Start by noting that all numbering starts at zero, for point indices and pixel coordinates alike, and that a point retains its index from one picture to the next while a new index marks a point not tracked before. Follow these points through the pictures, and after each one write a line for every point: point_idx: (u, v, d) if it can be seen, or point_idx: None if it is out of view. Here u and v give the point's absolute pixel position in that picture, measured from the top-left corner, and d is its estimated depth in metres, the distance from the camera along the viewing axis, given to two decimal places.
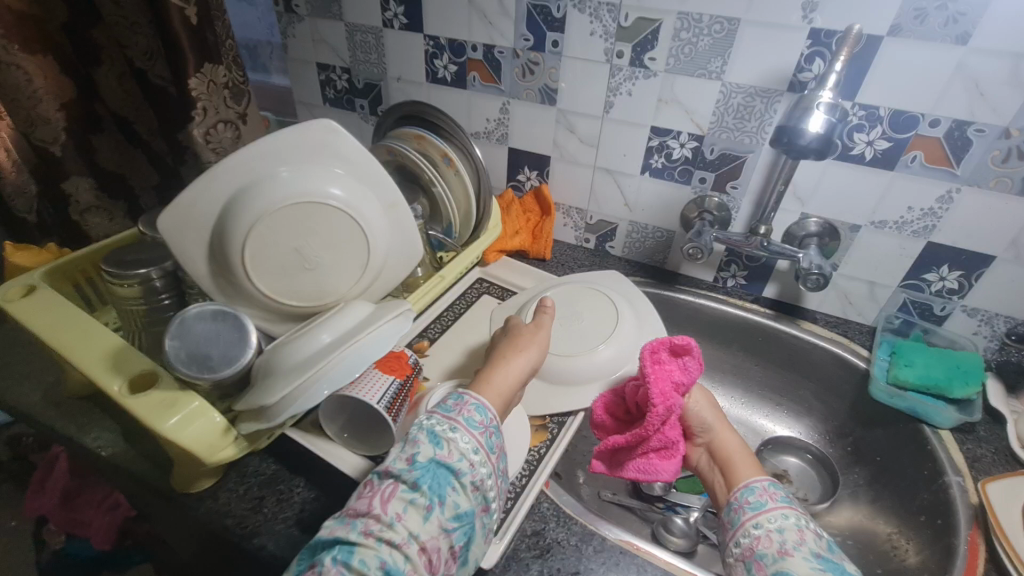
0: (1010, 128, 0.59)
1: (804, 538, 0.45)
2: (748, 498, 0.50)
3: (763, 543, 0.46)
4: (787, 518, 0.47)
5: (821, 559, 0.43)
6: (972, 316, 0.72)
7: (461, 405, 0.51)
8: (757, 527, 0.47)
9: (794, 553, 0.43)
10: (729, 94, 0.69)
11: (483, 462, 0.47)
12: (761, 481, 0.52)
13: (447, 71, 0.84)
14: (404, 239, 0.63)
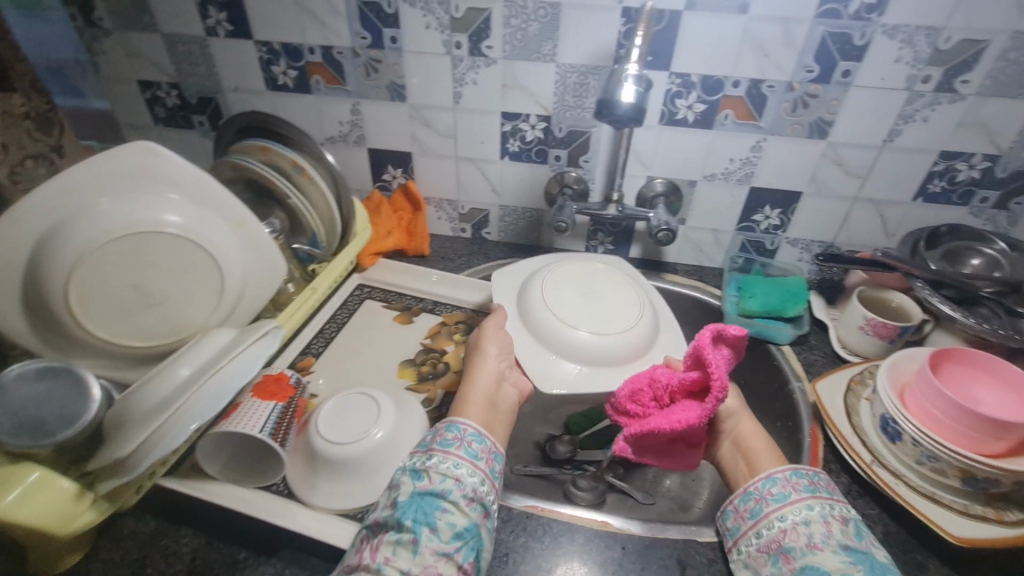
0: (792, 82, 0.68)
1: (831, 530, 0.44)
2: (769, 489, 0.49)
3: (790, 537, 0.45)
4: (813, 509, 0.46)
5: (851, 552, 0.42)
6: (794, 245, 0.84)
7: (436, 431, 0.50)
8: (782, 520, 0.46)
9: (823, 547, 0.43)
10: (565, 74, 0.73)
11: (470, 473, 0.46)
12: (783, 471, 0.50)
13: (287, 77, 0.81)
14: (264, 259, 0.59)
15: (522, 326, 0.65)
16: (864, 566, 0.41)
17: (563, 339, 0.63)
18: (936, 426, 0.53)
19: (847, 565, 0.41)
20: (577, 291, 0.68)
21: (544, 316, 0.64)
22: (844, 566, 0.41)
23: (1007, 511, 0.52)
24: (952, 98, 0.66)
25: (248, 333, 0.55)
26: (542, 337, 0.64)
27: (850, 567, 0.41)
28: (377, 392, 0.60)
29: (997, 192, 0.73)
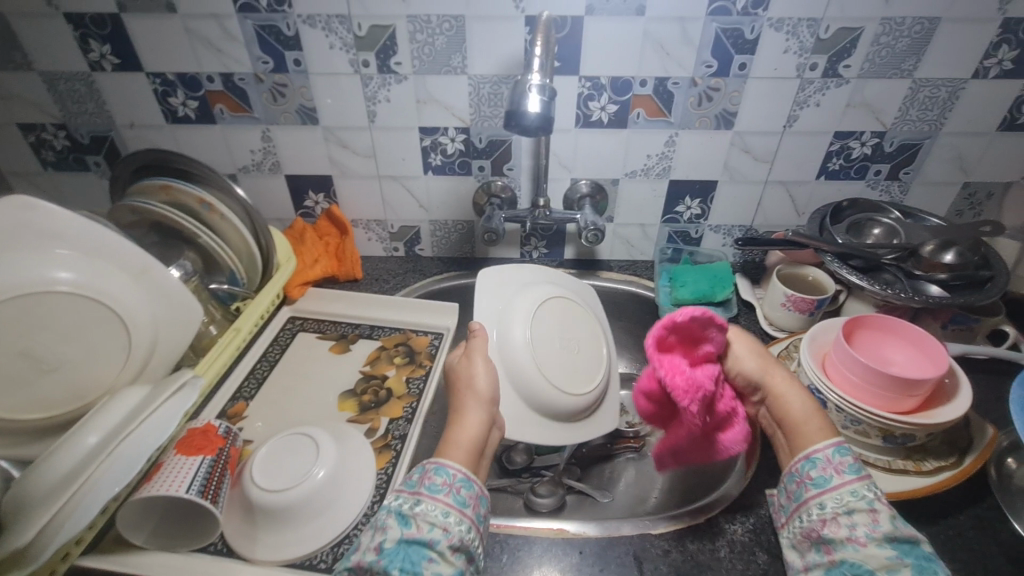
0: (694, 77, 0.71)
1: (878, 520, 0.44)
2: (809, 472, 0.49)
3: (830, 527, 0.46)
4: (858, 497, 0.46)
5: (895, 544, 0.42)
6: (717, 231, 0.88)
7: (424, 473, 0.48)
8: (821, 508, 0.47)
9: (867, 543, 0.43)
10: (478, 85, 0.73)
11: (458, 521, 0.45)
12: (825, 450, 0.50)
13: (187, 108, 0.76)
14: (175, 306, 0.55)
15: (496, 347, 0.63)
16: (911, 561, 0.41)
17: (523, 380, 0.61)
18: (856, 391, 0.56)
19: (893, 562, 0.41)
20: (563, 340, 0.65)
21: (516, 348, 0.62)
22: (890, 563, 0.42)
23: (924, 461, 0.56)
24: (838, 83, 0.71)
25: (160, 391, 0.51)
26: (511, 369, 0.61)
27: (896, 564, 0.41)
28: (315, 430, 0.57)
29: (888, 165, 0.79)
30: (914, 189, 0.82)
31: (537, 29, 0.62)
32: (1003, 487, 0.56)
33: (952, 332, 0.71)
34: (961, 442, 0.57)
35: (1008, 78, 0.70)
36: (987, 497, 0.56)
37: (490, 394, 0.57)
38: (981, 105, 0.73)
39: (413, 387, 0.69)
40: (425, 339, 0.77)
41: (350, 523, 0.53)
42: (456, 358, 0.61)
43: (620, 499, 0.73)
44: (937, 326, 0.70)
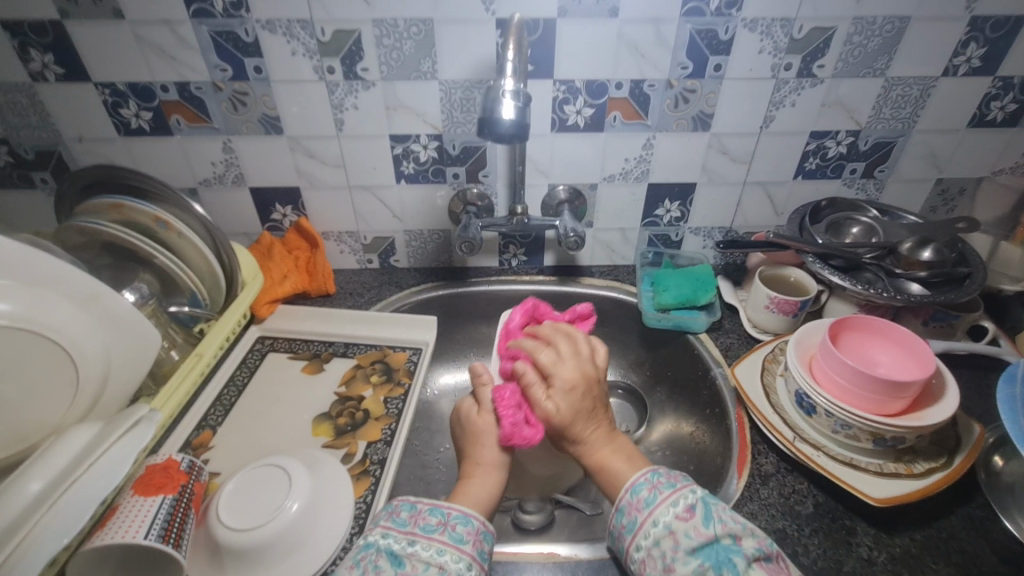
0: (670, 79, 0.70)
1: (677, 540, 0.44)
2: (620, 521, 0.48)
3: (649, 565, 0.45)
4: (658, 525, 0.45)
5: (698, 555, 0.43)
6: (697, 234, 0.87)
7: (416, 513, 0.47)
8: (638, 551, 0.46)
9: (676, 565, 0.43)
10: (449, 91, 0.71)
11: (455, 559, 0.44)
12: (625, 495, 0.49)
13: (141, 120, 0.72)
14: (127, 333, 0.52)
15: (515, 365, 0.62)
16: (712, 562, 0.42)
17: None
18: (845, 394, 0.55)
19: (698, 573, 0.42)
20: None
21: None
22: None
23: (915, 463, 0.55)
24: (813, 82, 0.71)
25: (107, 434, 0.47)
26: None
27: (702, 573, 0.42)
28: (287, 460, 0.54)
29: (863, 163, 0.79)
30: (889, 186, 0.82)
31: (508, 32, 0.60)
32: (991, 485, 0.56)
33: (933, 329, 0.71)
34: (949, 442, 0.57)
35: (977, 75, 0.71)
36: (977, 496, 0.55)
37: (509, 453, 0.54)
38: (951, 103, 0.73)
39: (391, 407, 0.66)
40: (403, 354, 0.74)
41: (327, 558, 0.49)
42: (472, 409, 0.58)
43: (609, 512, 0.71)
44: (918, 323, 0.70)
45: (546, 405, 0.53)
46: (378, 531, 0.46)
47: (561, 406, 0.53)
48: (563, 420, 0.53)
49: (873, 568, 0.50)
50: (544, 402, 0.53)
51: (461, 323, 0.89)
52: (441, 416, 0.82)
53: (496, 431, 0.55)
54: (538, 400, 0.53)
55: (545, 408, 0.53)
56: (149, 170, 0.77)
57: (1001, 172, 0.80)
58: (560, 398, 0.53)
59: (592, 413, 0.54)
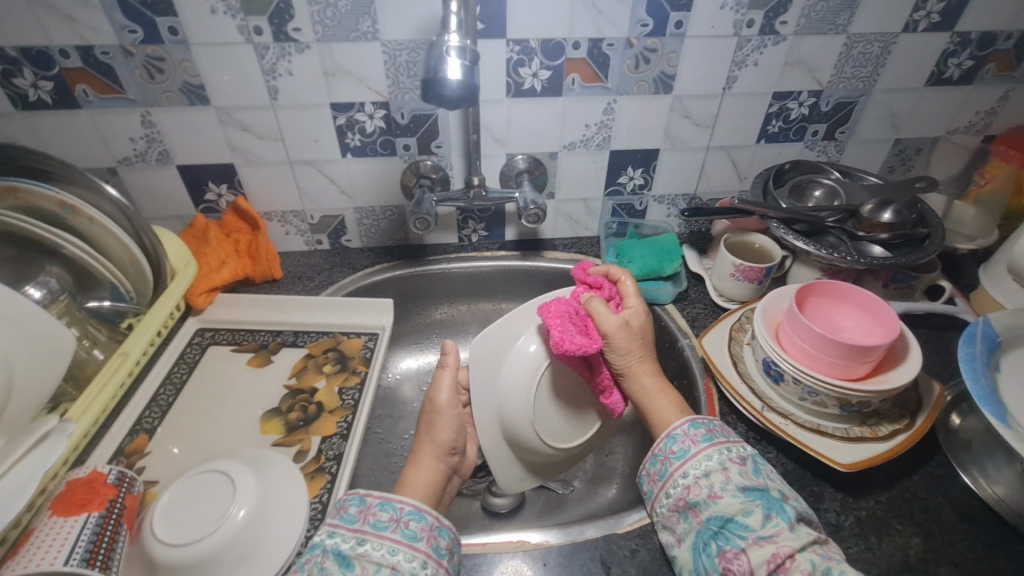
0: (630, 38, 0.66)
1: (730, 476, 0.45)
2: (670, 448, 0.49)
3: (693, 492, 0.45)
4: (711, 461, 0.46)
5: (748, 493, 0.44)
6: (661, 202, 0.84)
7: (366, 507, 0.44)
8: (685, 477, 0.47)
9: (723, 494, 0.44)
10: (393, 53, 0.64)
11: (408, 558, 0.41)
12: (681, 426, 0.49)
13: (40, 91, 0.62)
14: (30, 333, 0.46)
15: (510, 357, 0.58)
16: (762, 502, 0.43)
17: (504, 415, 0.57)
18: (813, 360, 0.54)
19: (747, 505, 0.43)
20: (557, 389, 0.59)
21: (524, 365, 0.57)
22: (744, 506, 0.43)
23: (879, 426, 0.55)
24: (775, 40, 0.68)
25: (8, 453, 0.42)
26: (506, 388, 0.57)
27: (750, 506, 0.43)
28: (230, 464, 0.50)
29: (825, 125, 0.78)
30: (850, 148, 0.81)
31: None
32: (950, 443, 0.57)
33: (893, 291, 0.71)
34: (912, 403, 0.57)
35: (936, 31, 0.69)
36: (937, 454, 0.56)
37: (445, 444, 0.53)
38: (910, 61, 0.72)
39: (346, 398, 0.63)
40: (358, 341, 0.70)
41: (280, 564, 0.46)
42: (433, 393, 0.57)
43: (581, 489, 0.70)
44: (879, 285, 0.70)
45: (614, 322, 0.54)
46: (322, 531, 0.43)
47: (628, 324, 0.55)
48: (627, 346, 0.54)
49: (841, 534, 0.50)
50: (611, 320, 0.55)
51: (420, 303, 0.85)
52: (404, 402, 0.79)
53: (437, 421, 0.54)
54: (603, 317, 0.54)
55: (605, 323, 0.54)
56: (57, 149, 0.68)
57: (956, 131, 0.80)
58: (637, 320, 0.56)
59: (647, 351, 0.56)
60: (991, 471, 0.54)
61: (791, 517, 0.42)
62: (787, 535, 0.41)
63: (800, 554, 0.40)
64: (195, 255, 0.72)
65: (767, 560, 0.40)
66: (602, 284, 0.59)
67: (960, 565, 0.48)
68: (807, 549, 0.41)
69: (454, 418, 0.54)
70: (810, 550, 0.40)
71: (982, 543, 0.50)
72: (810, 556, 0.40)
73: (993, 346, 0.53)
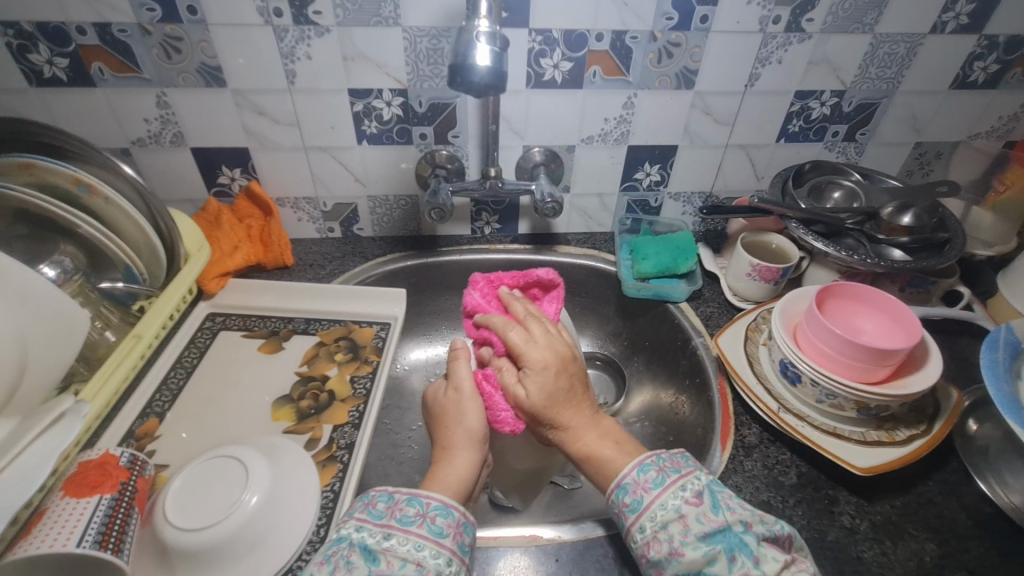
0: (654, 31, 0.65)
1: (688, 526, 0.41)
2: (623, 500, 0.44)
3: (654, 547, 0.42)
4: (666, 509, 0.42)
5: (709, 540, 0.40)
6: (677, 199, 0.84)
7: (394, 503, 0.43)
8: (643, 532, 0.42)
9: (685, 550, 0.40)
10: (414, 39, 0.63)
11: (434, 555, 0.40)
12: (630, 472, 0.45)
13: (55, 68, 0.62)
14: (44, 310, 0.45)
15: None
16: (724, 546, 0.40)
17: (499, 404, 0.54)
18: (831, 363, 0.53)
19: (709, 555, 0.39)
20: None
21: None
22: (707, 558, 0.39)
23: (896, 431, 0.55)
24: (800, 38, 0.67)
25: (23, 432, 0.42)
26: None
27: (713, 554, 0.39)
28: (243, 450, 0.49)
29: (845, 126, 0.77)
30: (869, 150, 0.80)
31: None
32: (966, 449, 0.56)
33: (910, 295, 0.70)
34: (929, 408, 0.57)
35: (963, 33, 0.68)
36: (952, 460, 0.56)
37: (478, 432, 0.49)
38: (936, 63, 0.71)
39: (358, 387, 0.62)
40: (370, 330, 0.69)
41: (291, 554, 0.46)
42: (444, 389, 0.53)
43: (589, 485, 0.70)
44: (896, 289, 0.70)
45: (517, 388, 0.47)
46: (349, 524, 0.43)
47: (533, 394, 0.47)
48: (540, 407, 0.47)
49: (856, 537, 0.50)
50: (515, 385, 0.48)
51: (431, 295, 0.84)
52: (412, 393, 0.78)
53: (465, 410, 0.50)
54: (509, 381, 0.48)
55: (516, 396, 0.47)
56: (71, 127, 0.67)
57: (978, 136, 0.79)
58: (533, 381, 0.47)
59: (570, 394, 0.48)
60: (1007, 479, 0.53)
61: (755, 553, 0.39)
62: None
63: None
64: (207, 239, 0.72)
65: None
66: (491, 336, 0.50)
67: (975, 572, 0.47)
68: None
69: (482, 407, 0.50)
70: None
71: (997, 551, 0.49)
72: None
73: (1016, 352, 0.52)
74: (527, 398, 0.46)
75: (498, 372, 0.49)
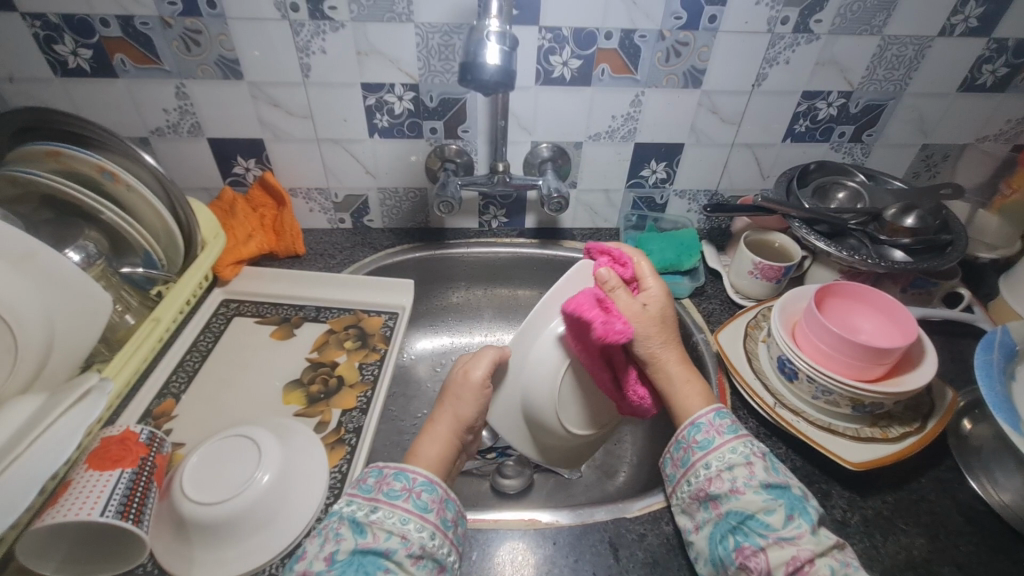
0: (663, 30, 0.66)
1: (754, 471, 0.46)
2: (694, 437, 0.50)
3: (715, 484, 0.47)
4: (735, 453, 0.48)
5: (771, 490, 0.45)
6: (682, 197, 0.85)
7: (381, 478, 0.45)
8: (707, 469, 0.48)
9: (746, 490, 0.46)
10: (426, 35, 0.65)
11: (418, 528, 0.42)
12: (707, 415, 0.51)
13: (79, 59, 0.64)
14: (74, 293, 0.48)
15: (536, 345, 0.54)
16: (784, 501, 0.45)
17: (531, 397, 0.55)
18: (829, 360, 0.54)
19: (769, 503, 0.44)
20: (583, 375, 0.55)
21: (549, 363, 0.54)
22: (766, 505, 0.44)
23: (890, 428, 0.56)
24: (808, 38, 0.68)
25: (52, 408, 0.44)
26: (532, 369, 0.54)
27: (772, 504, 0.44)
28: (257, 431, 0.52)
29: (852, 127, 0.77)
30: (875, 151, 0.81)
31: None
32: (959, 449, 0.57)
33: (910, 296, 0.71)
34: (924, 407, 0.58)
35: (972, 36, 0.68)
36: (946, 459, 0.57)
37: (469, 421, 0.52)
38: (944, 65, 0.71)
39: (366, 373, 0.64)
40: (378, 319, 0.71)
41: (300, 530, 0.48)
42: (459, 367, 0.55)
43: (589, 476, 0.72)
44: (897, 290, 0.71)
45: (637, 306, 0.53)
46: (342, 499, 0.45)
47: (653, 309, 0.54)
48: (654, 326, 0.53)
49: (846, 530, 0.51)
50: (631, 304, 0.53)
51: (437, 286, 0.86)
52: (418, 381, 0.81)
53: (461, 396, 0.52)
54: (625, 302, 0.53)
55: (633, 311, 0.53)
56: (93, 116, 0.69)
57: (985, 139, 0.80)
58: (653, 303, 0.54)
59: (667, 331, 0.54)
60: (1000, 479, 0.54)
61: (812, 517, 0.44)
62: (808, 539, 0.42)
63: (819, 559, 0.41)
64: (223, 228, 0.74)
65: (785, 562, 0.41)
66: (622, 260, 0.55)
67: (962, 567, 0.49)
68: (827, 555, 0.42)
69: (481, 398, 0.52)
70: (830, 555, 0.42)
71: (986, 547, 0.50)
72: (829, 561, 0.41)
73: (1010, 353, 0.53)
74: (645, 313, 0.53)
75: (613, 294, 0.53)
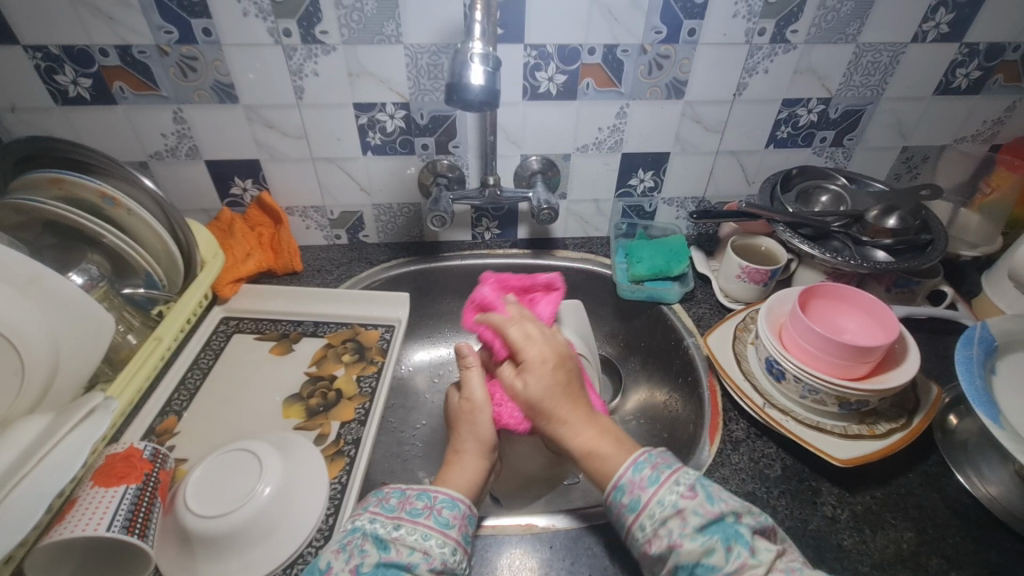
0: (644, 44, 0.68)
1: (685, 518, 0.41)
2: (621, 501, 0.44)
3: (655, 544, 0.42)
4: (664, 505, 0.42)
5: (706, 531, 0.41)
6: (671, 205, 0.87)
7: (404, 497, 0.46)
8: (644, 530, 0.43)
9: (682, 541, 0.41)
10: (415, 56, 0.67)
11: (440, 544, 0.43)
12: (625, 472, 0.45)
13: (79, 88, 0.66)
14: (77, 315, 0.49)
15: None
16: (720, 536, 0.41)
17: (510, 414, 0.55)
18: (813, 360, 0.56)
19: (707, 545, 0.40)
20: None
21: None
22: (705, 548, 0.40)
23: (877, 425, 0.57)
24: (786, 48, 0.70)
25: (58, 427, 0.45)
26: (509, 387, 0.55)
27: (711, 545, 0.40)
28: (256, 445, 0.53)
29: (833, 132, 0.79)
30: (857, 154, 0.83)
31: None
32: (945, 443, 0.59)
33: (895, 295, 0.73)
34: (910, 403, 0.59)
35: (944, 42, 0.71)
36: (933, 454, 0.58)
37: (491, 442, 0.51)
38: (919, 70, 0.73)
39: (364, 386, 0.65)
40: (375, 332, 0.73)
41: (302, 542, 0.49)
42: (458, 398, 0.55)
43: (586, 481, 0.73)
44: (881, 290, 0.72)
45: (517, 385, 0.49)
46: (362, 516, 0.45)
47: (532, 389, 0.48)
48: (537, 401, 0.48)
49: (836, 526, 0.52)
50: (515, 379, 0.50)
51: (434, 299, 0.87)
52: (417, 393, 0.82)
53: (478, 418, 0.52)
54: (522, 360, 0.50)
55: (514, 387, 0.49)
56: (93, 142, 0.71)
57: (963, 140, 0.82)
58: (531, 378, 0.48)
59: (569, 391, 0.49)
60: (985, 472, 0.56)
61: (751, 543, 0.40)
62: (753, 567, 0.39)
63: None
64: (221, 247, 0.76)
65: None
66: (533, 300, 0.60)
67: (951, 559, 0.50)
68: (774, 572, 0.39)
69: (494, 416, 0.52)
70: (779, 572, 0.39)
71: (973, 539, 0.51)
72: None
73: (990, 349, 0.55)
74: (523, 392, 0.48)
75: (467, 374, 0.54)
